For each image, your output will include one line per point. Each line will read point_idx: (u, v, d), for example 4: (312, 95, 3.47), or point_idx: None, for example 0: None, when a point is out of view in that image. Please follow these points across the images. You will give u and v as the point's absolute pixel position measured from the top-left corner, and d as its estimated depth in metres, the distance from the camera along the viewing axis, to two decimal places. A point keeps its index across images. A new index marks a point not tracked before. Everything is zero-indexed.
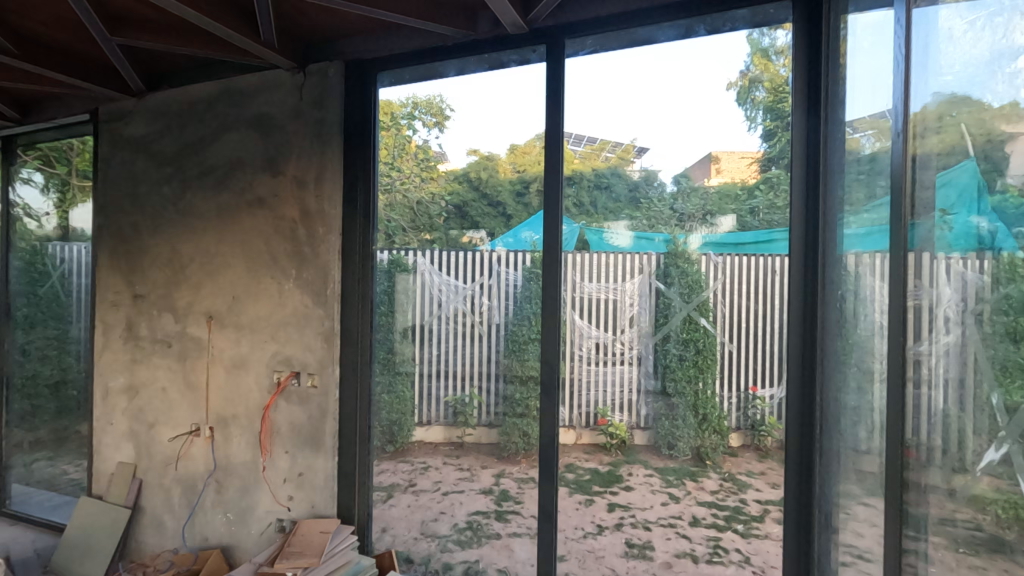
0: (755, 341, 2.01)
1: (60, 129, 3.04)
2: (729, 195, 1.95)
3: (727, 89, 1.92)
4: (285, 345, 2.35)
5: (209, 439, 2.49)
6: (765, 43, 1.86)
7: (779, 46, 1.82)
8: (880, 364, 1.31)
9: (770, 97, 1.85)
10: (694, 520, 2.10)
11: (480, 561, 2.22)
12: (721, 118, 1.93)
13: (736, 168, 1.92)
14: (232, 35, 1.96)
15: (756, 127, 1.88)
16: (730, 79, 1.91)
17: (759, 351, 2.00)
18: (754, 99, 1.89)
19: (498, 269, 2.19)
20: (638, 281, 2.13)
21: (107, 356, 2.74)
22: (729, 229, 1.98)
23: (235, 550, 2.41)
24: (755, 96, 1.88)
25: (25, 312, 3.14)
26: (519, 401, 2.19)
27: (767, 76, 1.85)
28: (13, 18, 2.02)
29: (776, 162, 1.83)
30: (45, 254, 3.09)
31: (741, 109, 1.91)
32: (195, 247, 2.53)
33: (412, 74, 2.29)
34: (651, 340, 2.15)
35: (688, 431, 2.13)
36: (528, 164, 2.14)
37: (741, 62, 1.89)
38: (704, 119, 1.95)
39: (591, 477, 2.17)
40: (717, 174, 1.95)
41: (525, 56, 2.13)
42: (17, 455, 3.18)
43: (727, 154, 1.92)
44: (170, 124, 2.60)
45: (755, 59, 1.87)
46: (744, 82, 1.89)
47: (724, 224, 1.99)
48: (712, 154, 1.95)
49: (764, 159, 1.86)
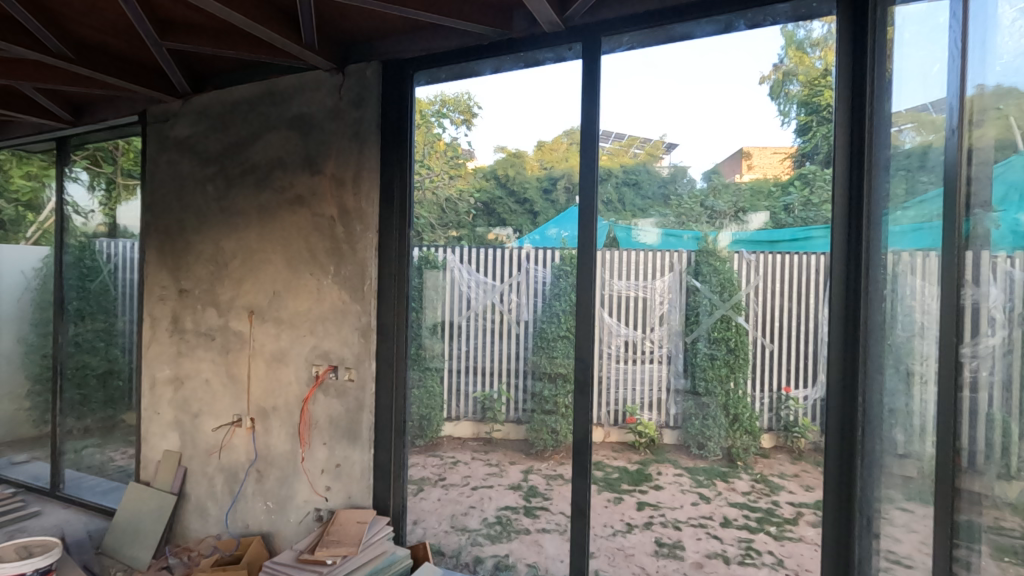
0: (792, 340, 2.00)
1: (109, 130, 3.17)
2: (761, 192, 1.96)
3: (760, 84, 1.89)
4: (323, 339, 2.41)
5: (250, 429, 2.57)
6: (800, 36, 1.82)
7: (815, 39, 1.79)
8: (920, 365, 1.30)
9: (804, 90, 1.83)
10: (725, 520, 2.09)
11: (510, 556, 2.24)
12: (753, 113, 1.91)
13: (769, 164, 1.92)
14: (274, 37, 2.01)
15: (790, 123, 1.86)
16: (762, 72, 1.89)
17: (795, 350, 2.00)
18: (787, 93, 1.87)
19: (526, 265, 2.21)
20: (669, 278, 2.17)
21: (154, 348, 2.85)
22: (760, 226, 2.00)
23: (275, 537, 2.48)
24: (789, 90, 1.87)
25: (76, 305, 3.29)
26: (547, 398, 2.22)
27: (801, 70, 1.84)
28: (71, 25, 2.12)
29: (811, 158, 1.81)
30: (94, 249, 3.22)
31: (774, 104, 1.89)
32: (237, 244, 2.61)
33: (447, 73, 2.31)
34: (682, 338, 2.22)
35: (719, 432, 2.13)
36: (556, 160, 2.15)
37: (775, 54, 1.86)
38: (735, 114, 1.93)
39: (620, 475, 2.17)
40: (748, 170, 1.96)
41: (561, 54, 2.11)
42: (68, 442, 3.32)
43: (759, 150, 1.93)
44: (214, 124, 2.68)
45: (790, 52, 1.84)
46: (778, 76, 1.88)
47: (754, 221, 2.00)
48: (744, 150, 1.95)
49: (798, 155, 1.84)
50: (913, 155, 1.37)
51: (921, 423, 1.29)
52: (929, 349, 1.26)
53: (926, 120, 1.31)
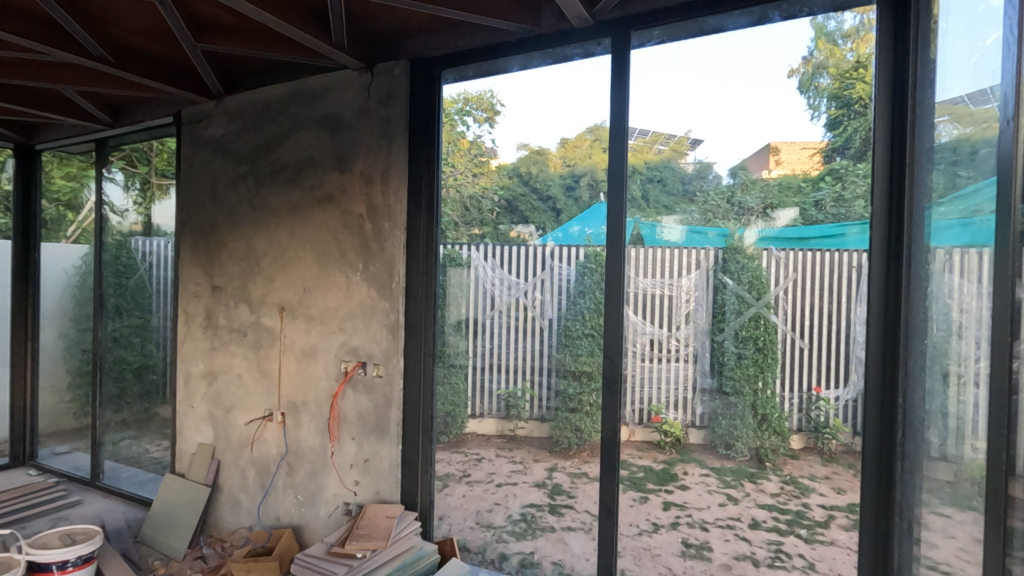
0: (831, 339, 1.89)
1: (144, 131, 3.26)
2: (790, 187, 1.89)
3: (788, 78, 1.85)
4: (352, 336, 2.44)
5: (281, 424, 2.62)
6: (830, 27, 1.78)
7: (847, 30, 1.75)
8: (956, 365, 1.31)
9: (835, 83, 1.79)
10: (753, 522, 2.03)
11: (535, 553, 2.24)
12: (782, 108, 1.86)
13: (797, 159, 1.87)
14: (305, 37, 2.04)
15: (819, 117, 1.82)
16: (791, 66, 1.85)
17: (836, 351, 1.87)
18: (817, 87, 1.83)
19: (550, 263, 2.20)
20: (695, 276, 2.08)
21: (188, 343, 2.92)
22: (788, 223, 1.93)
23: (306, 530, 2.53)
24: (818, 83, 1.83)
25: (114, 302, 3.39)
26: (572, 397, 2.19)
27: (832, 62, 1.79)
28: (110, 28, 2.18)
29: (841, 153, 1.77)
30: (130, 248, 3.32)
31: (803, 98, 1.85)
32: (268, 241, 2.66)
33: (475, 70, 2.31)
34: (708, 336, 2.15)
35: (747, 432, 2.09)
36: (579, 157, 2.14)
37: (804, 48, 1.83)
38: (763, 110, 1.89)
39: (645, 474, 2.14)
40: (776, 165, 1.91)
41: (589, 49, 2.10)
42: (106, 434, 3.43)
43: (787, 145, 1.88)
44: (246, 124, 2.74)
45: (820, 45, 1.80)
46: (807, 69, 1.83)
47: (782, 218, 1.94)
48: (771, 145, 1.90)
49: (827, 150, 1.81)
50: (954, 149, 1.36)
51: (955, 423, 1.31)
52: (965, 349, 1.27)
53: (963, 112, 1.33)
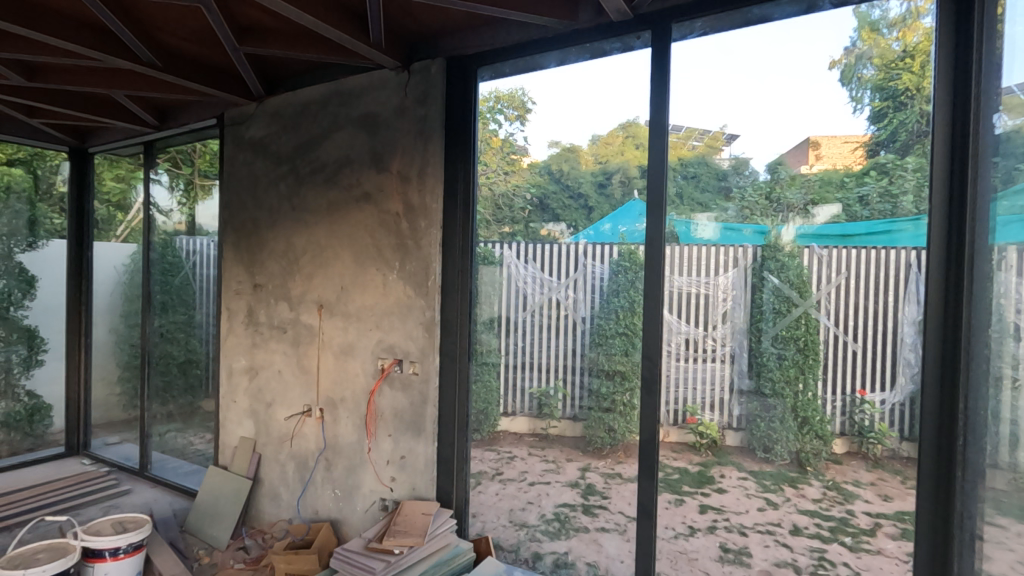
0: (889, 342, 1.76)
1: (189, 134, 3.36)
2: (832, 183, 1.80)
3: (830, 69, 1.77)
4: (389, 334, 2.47)
5: (320, 420, 2.67)
6: (874, 16, 1.72)
7: (892, 18, 1.70)
8: (1010, 369, 1.28)
9: (879, 74, 1.72)
10: (795, 528, 1.91)
11: (569, 554, 2.22)
12: (823, 100, 1.79)
13: (839, 153, 1.78)
14: (343, 37, 2.06)
15: (863, 109, 1.75)
16: (832, 57, 1.77)
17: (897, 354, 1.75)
18: (860, 78, 1.75)
19: (583, 261, 2.17)
20: (732, 274, 1.97)
21: (231, 339, 3.01)
22: (829, 219, 1.82)
23: (343, 524, 2.57)
24: (862, 74, 1.75)
25: (161, 299, 3.52)
26: (605, 395, 2.15)
27: (876, 52, 1.73)
28: (159, 34, 2.25)
29: (886, 146, 1.71)
30: (175, 247, 3.43)
31: (844, 89, 1.77)
32: (308, 240, 2.71)
33: (512, 67, 2.29)
34: (746, 336, 1.97)
35: (787, 435, 1.93)
36: (610, 154, 2.11)
37: (847, 37, 1.76)
38: (803, 102, 1.81)
39: (680, 476, 2.04)
40: (816, 160, 1.81)
41: (629, 43, 2.06)
42: (153, 426, 3.56)
43: (828, 139, 1.79)
44: (286, 125, 2.79)
45: (863, 34, 1.74)
46: (849, 60, 1.76)
47: (821, 214, 1.83)
48: (811, 139, 1.81)
49: (871, 143, 1.74)
50: (1005, 141, 1.35)
51: (1008, 432, 1.29)
52: (1020, 352, 1.24)
53: (1013, 102, 1.31)
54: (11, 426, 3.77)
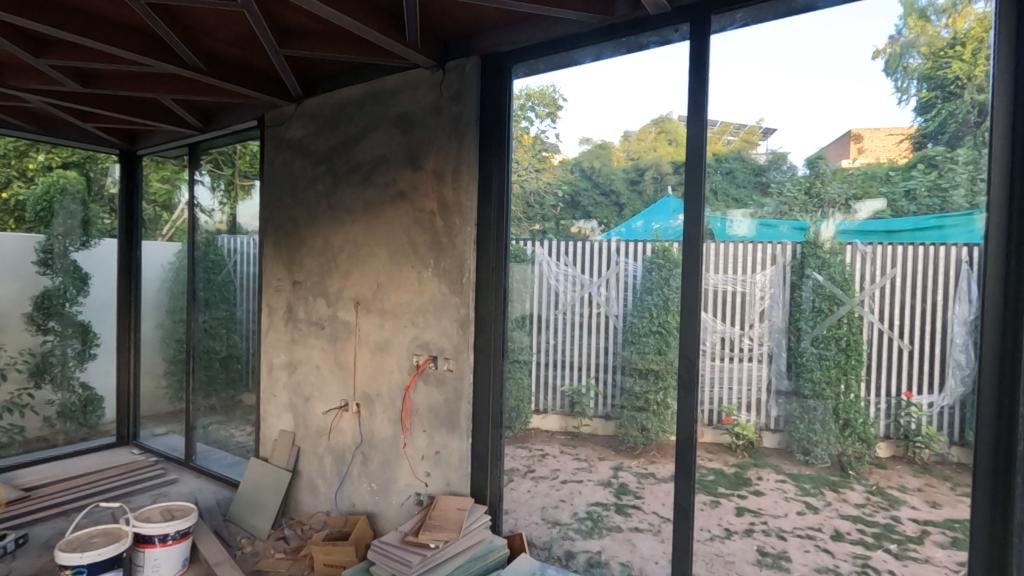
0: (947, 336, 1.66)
1: (230, 136, 3.47)
2: (876, 177, 1.73)
3: (873, 59, 1.71)
4: (424, 330, 2.50)
5: (356, 414, 2.72)
6: (922, 3, 1.66)
7: (941, 5, 1.63)
8: None
9: (927, 63, 1.65)
10: (836, 533, 1.85)
11: (603, 553, 2.21)
12: (867, 92, 1.72)
13: (882, 146, 1.72)
14: (380, 37, 2.09)
15: (909, 100, 1.68)
16: (876, 46, 1.71)
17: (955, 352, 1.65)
18: (906, 68, 1.68)
19: (616, 259, 2.15)
20: (770, 272, 1.92)
21: (271, 335, 3.09)
22: (872, 215, 1.75)
23: (379, 517, 2.62)
24: (907, 64, 1.68)
25: (204, 296, 3.64)
26: (638, 395, 2.13)
27: (924, 39, 1.66)
28: (204, 39, 2.33)
29: (934, 139, 1.65)
30: (218, 245, 3.55)
31: (889, 79, 1.70)
32: (345, 238, 2.77)
33: (546, 64, 2.27)
34: (785, 336, 1.92)
35: (828, 438, 1.87)
36: (643, 151, 2.08)
37: (892, 25, 1.69)
38: (846, 94, 1.75)
39: (715, 478, 2.00)
40: (858, 154, 1.76)
41: (666, 36, 2.02)
42: (198, 418, 3.69)
43: (871, 132, 1.73)
44: (324, 125, 2.85)
45: (910, 22, 1.67)
46: (895, 49, 1.69)
47: (864, 210, 1.77)
48: (853, 132, 1.75)
49: (917, 135, 1.67)
50: None
51: None
52: None
53: None
54: (66, 416, 3.96)
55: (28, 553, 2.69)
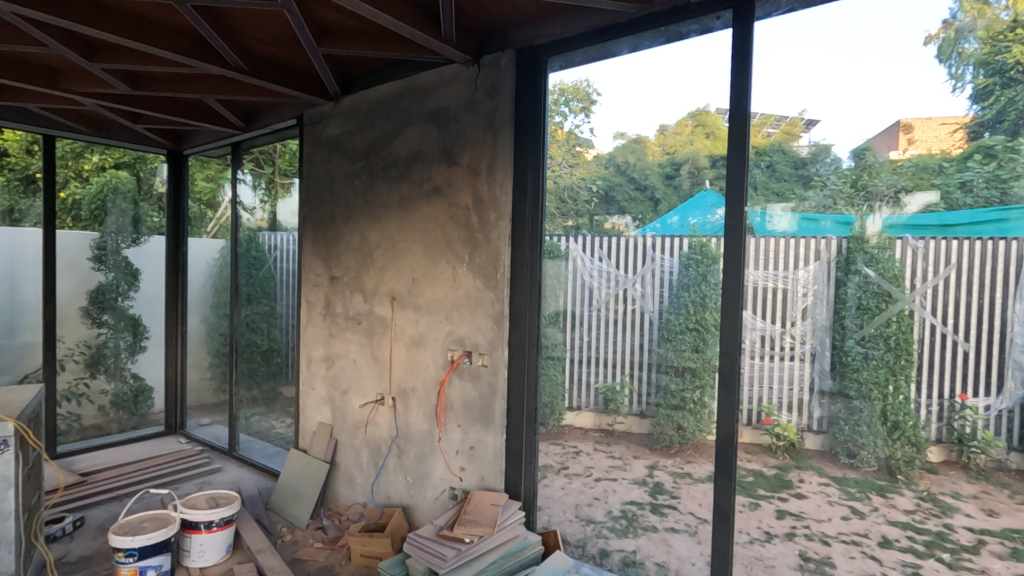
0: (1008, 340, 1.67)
1: (271, 135, 3.55)
2: (928, 168, 1.65)
3: (926, 44, 1.63)
4: (458, 326, 2.51)
5: (392, 408, 2.76)
6: None
7: None
8: None
9: (985, 49, 1.59)
10: (884, 540, 1.78)
11: (638, 552, 2.17)
12: (918, 78, 1.63)
13: (935, 137, 1.64)
14: (415, 33, 2.10)
15: (964, 87, 1.60)
16: (929, 31, 1.62)
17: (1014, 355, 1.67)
18: (961, 53, 1.61)
19: (652, 255, 2.11)
20: (814, 268, 1.85)
21: (310, 329, 3.16)
22: (923, 208, 1.68)
23: (414, 510, 2.65)
24: (963, 49, 1.60)
25: (247, 291, 3.75)
26: (674, 393, 2.08)
27: (982, 24, 1.59)
28: (247, 40, 2.39)
29: (991, 127, 1.58)
30: (259, 242, 3.65)
31: (943, 66, 1.62)
32: (381, 234, 2.80)
33: (583, 56, 2.23)
34: (829, 335, 1.84)
35: (875, 441, 1.79)
36: (680, 145, 2.03)
37: (946, 9, 1.62)
38: (898, 81, 1.66)
39: (755, 479, 1.93)
40: (909, 145, 1.68)
41: (707, 24, 1.96)
42: (241, 409, 3.81)
43: (922, 121, 1.64)
44: (361, 122, 2.89)
45: (966, 5, 1.60)
46: (949, 33, 1.61)
47: (913, 203, 1.69)
48: (902, 122, 1.67)
49: (973, 125, 1.59)
50: None
51: None
52: None
53: None
54: (119, 406, 4.15)
55: (84, 534, 2.84)
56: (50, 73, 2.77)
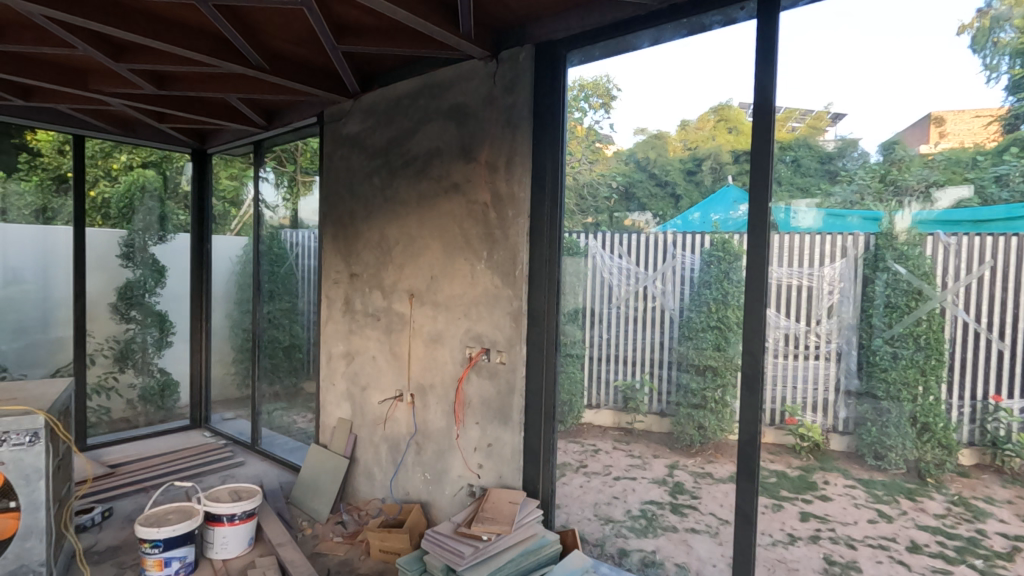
0: None
1: (293, 133, 3.59)
2: (960, 162, 1.60)
3: (959, 34, 1.57)
4: (477, 323, 2.50)
5: (411, 405, 2.77)
6: None
7: None
8: None
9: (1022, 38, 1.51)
10: (913, 545, 1.73)
11: (657, 553, 2.15)
12: (952, 69, 1.58)
13: (968, 130, 1.58)
14: (433, 29, 2.09)
15: (999, 78, 1.54)
16: (962, 20, 1.57)
17: None
18: (996, 43, 1.54)
19: (673, 252, 2.07)
20: (840, 265, 1.79)
21: (331, 326, 3.19)
22: (955, 204, 1.62)
23: (433, 507, 2.66)
24: (998, 39, 1.54)
25: (269, 287, 3.80)
26: (694, 392, 2.05)
27: (1018, 12, 1.52)
28: (268, 39, 2.41)
29: None
30: (281, 239, 3.69)
31: (977, 57, 1.56)
32: (400, 231, 2.81)
33: (603, 50, 2.20)
34: (856, 333, 1.79)
35: (904, 443, 1.74)
36: (701, 140, 1.99)
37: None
38: (930, 72, 1.61)
39: (778, 480, 1.89)
40: (940, 138, 1.62)
41: (731, 15, 1.92)
42: (264, 404, 3.87)
43: (954, 114, 1.59)
44: (380, 120, 2.90)
45: None
46: (984, 23, 1.56)
47: (945, 198, 1.63)
48: (933, 115, 1.62)
49: (1009, 116, 1.53)
50: None
51: None
52: None
53: None
54: (146, 399, 4.25)
55: (113, 525, 2.91)
56: (80, 74, 2.84)
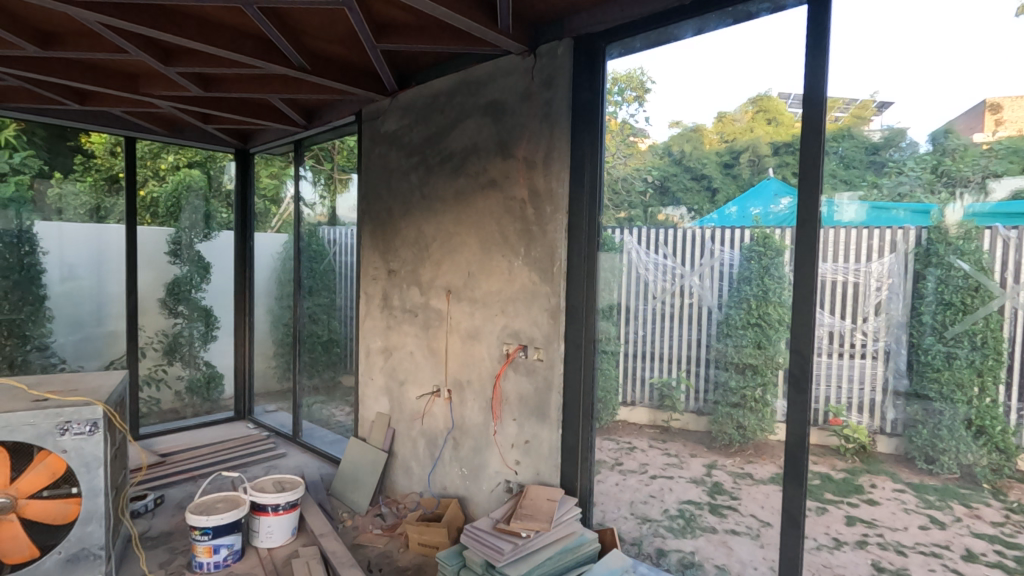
0: None
1: (331, 132, 3.66)
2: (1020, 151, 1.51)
3: (1018, 15, 1.49)
4: (514, 319, 2.50)
5: (448, 400, 2.80)
6: None
7: None
8: None
9: None
10: (969, 553, 1.66)
11: (695, 553, 2.11)
12: (1016, 52, 1.50)
13: None
14: (472, 24, 2.09)
15: None
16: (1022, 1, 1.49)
17: None
18: None
19: (711, 247, 2.02)
20: (889, 260, 1.71)
21: (369, 321, 3.24)
22: (1011, 195, 1.53)
23: (469, 501, 2.68)
24: None
25: (309, 284, 3.89)
26: (734, 390, 2.00)
27: None
28: (309, 40, 2.45)
29: None
30: (319, 236, 3.77)
31: None
32: (436, 228, 2.83)
33: (643, 41, 2.15)
34: (906, 331, 1.71)
35: (960, 446, 1.64)
36: (739, 132, 1.94)
37: None
38: (990, 57, 1.53)
39: (822, 482, 1.82)
40: (997, 126, 1.53)
41: (779, 2, 1.83)
42: (304, 397, 3.97)
43: (1011, 100, 1.50)
44: (417, 117, 2.93)
45: None
46: None
47: (1001, 189, 1.55)
48: (989, 102, 1.53)
49: None
50: None
51: None
52: None
53: None
54: (193, 391, 4.41)
55: (164, 511, 3.04)
56: (131, 78, 2.95)
